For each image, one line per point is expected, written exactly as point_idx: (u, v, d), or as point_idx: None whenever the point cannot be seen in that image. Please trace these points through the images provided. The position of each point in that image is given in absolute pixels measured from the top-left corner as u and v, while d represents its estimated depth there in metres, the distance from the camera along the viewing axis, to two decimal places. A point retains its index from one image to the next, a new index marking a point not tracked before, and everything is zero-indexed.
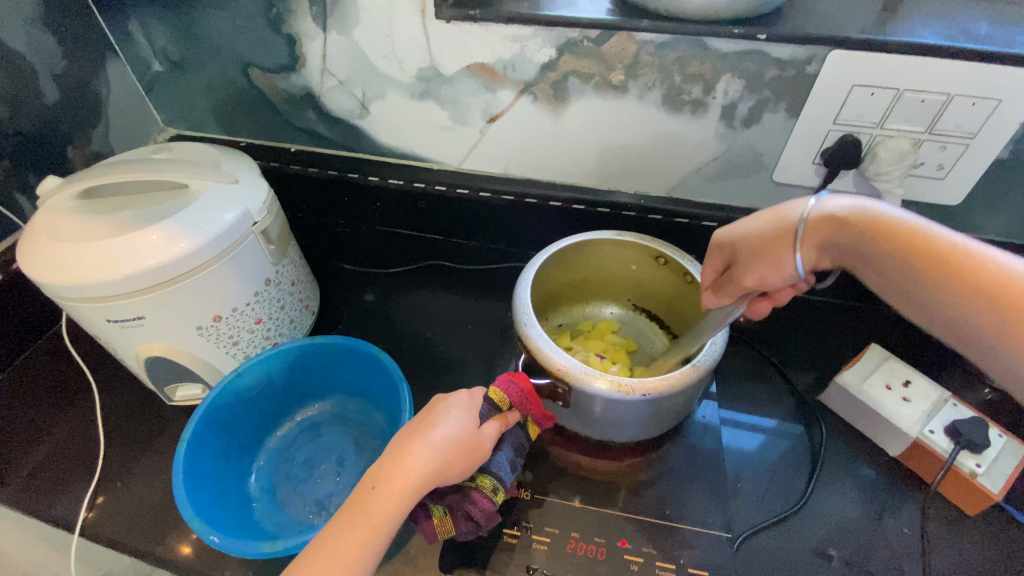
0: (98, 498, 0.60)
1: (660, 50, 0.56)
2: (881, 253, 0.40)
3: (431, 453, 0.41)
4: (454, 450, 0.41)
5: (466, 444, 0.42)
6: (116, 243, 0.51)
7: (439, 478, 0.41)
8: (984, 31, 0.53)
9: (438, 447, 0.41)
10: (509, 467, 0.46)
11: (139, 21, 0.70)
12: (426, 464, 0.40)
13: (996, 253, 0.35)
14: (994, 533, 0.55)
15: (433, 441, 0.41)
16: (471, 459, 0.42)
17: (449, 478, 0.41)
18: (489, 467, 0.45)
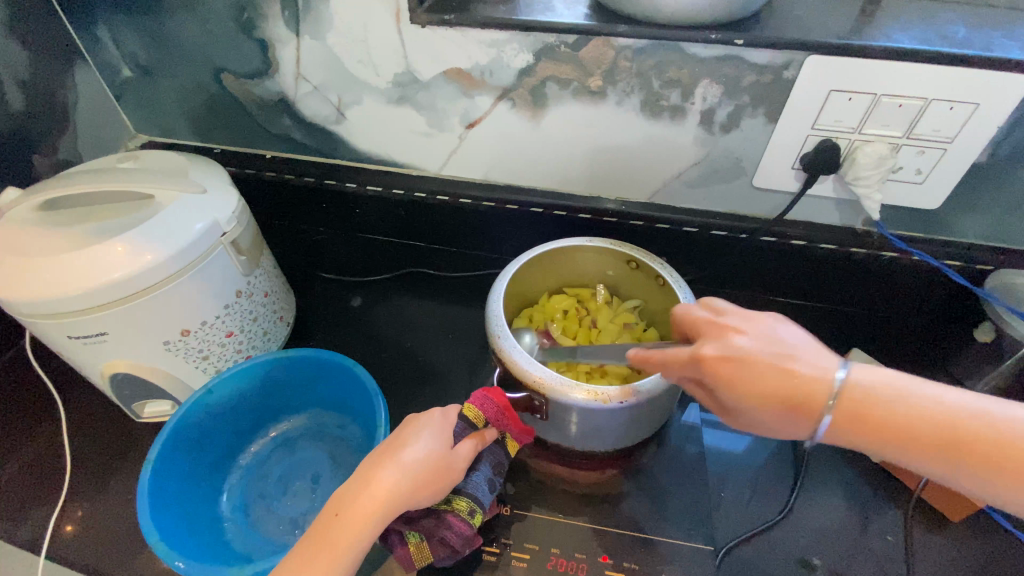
0: (64, 521, 0.58)
1: (638, 56, 0.56)
2: (864, 424, 0.34)
3: (400, 473, 0.40)
4: (425, 470, 0.41)
5: (438, 464, 0.42)
6: (75, 257, 0.49)
7: (410, 499, 0.40)
8: (959, 35, 0.53)
9: (407, 467, 0.41)
10: (485, 487, 0.46)
11: (106, 25, 0.68)
12: (395, 485, 0.40)
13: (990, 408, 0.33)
14: (976, 539, 0.55)
15: (402, 464, 0.41)
16: (443, 479, 0.42)
17: (420, 500, 0.41)
18: (464, 489, 0.45)
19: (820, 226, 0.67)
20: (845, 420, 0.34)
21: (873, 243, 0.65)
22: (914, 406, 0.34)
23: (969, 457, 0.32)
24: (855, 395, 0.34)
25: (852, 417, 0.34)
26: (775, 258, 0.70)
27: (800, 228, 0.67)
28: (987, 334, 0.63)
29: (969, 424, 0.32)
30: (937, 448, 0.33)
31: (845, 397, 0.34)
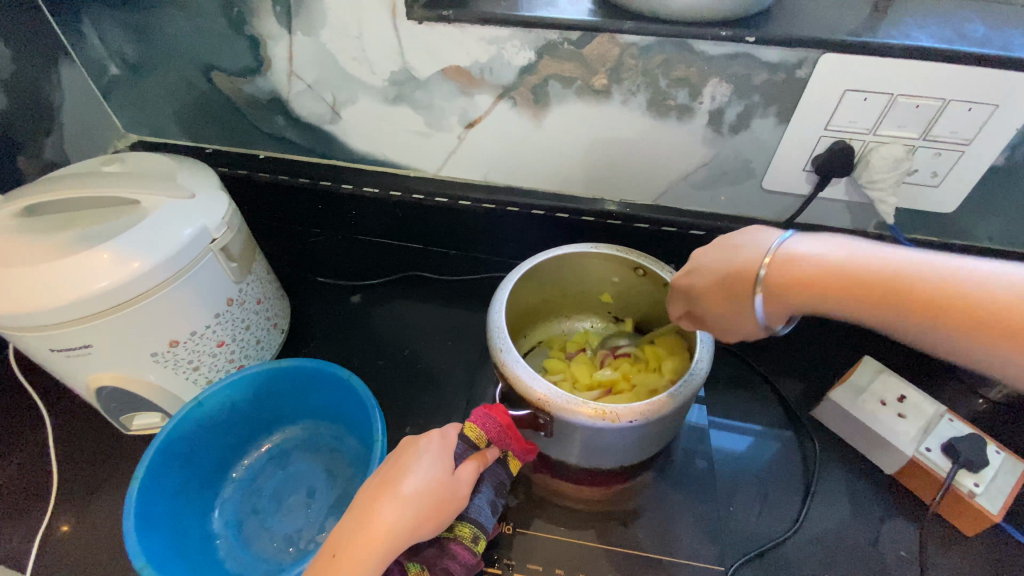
0: (53, 539, 0.56)
1: (644, 54, 0.54)
2: (831, 289, 0.38)
3: (401, 508, 0.39)
4: (426, 501, 0.39)
5: (440, 493, 0.40)
6: (55, 267, 0.46)
7: (413, 534, 0.38)
8: (980, 33, 0.50)
9: (408, 501, 0.39)
10: (489, 510, 0.45)
11: (90, 21, 0.65)
12: (396, 521, 0.38)
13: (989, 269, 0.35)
14: (990, 552, 0.54)
15: (402, 496, 0.39)
16: (446, 508, 0.40)
17: (423, 533, 0.39)
18: (468, 514, 0.44)
19: (830, 230, 0.65)
20: (796, 283, 0.39)
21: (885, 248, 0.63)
22: (885, 266, 0.37)
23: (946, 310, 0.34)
24: (821, 259, 0.39)
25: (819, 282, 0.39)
26: None
27: (809, 231, 0.65)
28: None
29: (963, 286, 0.34)
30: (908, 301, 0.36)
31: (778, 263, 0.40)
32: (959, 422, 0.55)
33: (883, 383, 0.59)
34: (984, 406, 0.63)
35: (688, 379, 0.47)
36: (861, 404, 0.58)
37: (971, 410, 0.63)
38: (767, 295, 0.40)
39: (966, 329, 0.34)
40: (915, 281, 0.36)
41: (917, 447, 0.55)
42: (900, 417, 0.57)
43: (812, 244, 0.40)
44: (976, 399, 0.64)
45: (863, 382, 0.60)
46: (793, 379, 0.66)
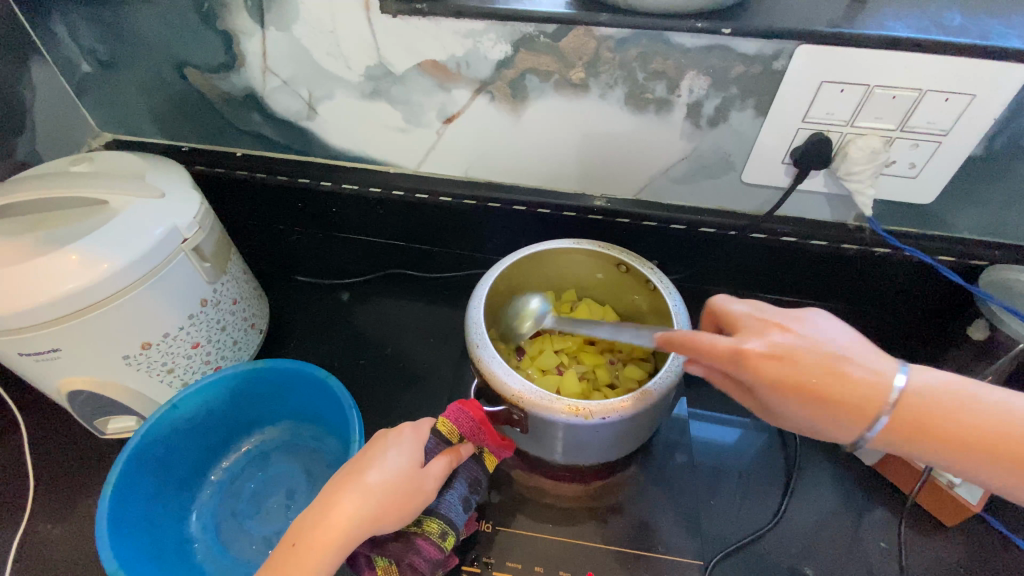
0: (28, 546, 0.56)
1: (621, 47, 0.53)
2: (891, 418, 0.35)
3: (363, 499, 0.38)
4: (390, 493, 0.39)
5: (405, 486, 0.39)
6: (19, 271, 0.45)
7: (373, 525, 0.38)
8: (956, 23, 0.50)
9: (370, 491, 0.39)
10: (461, 507, 0.45)
11: (58, 17, 0.63)
12: (357, 511, 0.38)
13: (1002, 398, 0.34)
14: (967, 541, 0.54)
15: (365, 486, 0.39)
16: (411, 501, 0.39)
17: (385, 525, 0.39)
18: (437, 509, 0.44)
19: (810, 223, 0.65)
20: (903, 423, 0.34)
21: (864, 240, 0.64)
22: (917, 390, 0.35)
23: (947, 444, 0.34)
24: (878, 385, 0.35)
25: (889, 418, 0.35)
26: (764, 255, 0.68)
27: (790, 224, 0.65)
28: (981, 332, 0.61)
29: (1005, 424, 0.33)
30: (916, 430, 0.35)
31: (876, 391, 0.35)
32: None
33: None
34: None
35: (667, 372, 0.47)
36: None
37: None
38: (857, 421, 0.35)
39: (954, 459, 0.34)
40: (944, 409, 0.34)
41: None
42: None
43: (881, 362, 0.36)
44: None
45: None
46: None
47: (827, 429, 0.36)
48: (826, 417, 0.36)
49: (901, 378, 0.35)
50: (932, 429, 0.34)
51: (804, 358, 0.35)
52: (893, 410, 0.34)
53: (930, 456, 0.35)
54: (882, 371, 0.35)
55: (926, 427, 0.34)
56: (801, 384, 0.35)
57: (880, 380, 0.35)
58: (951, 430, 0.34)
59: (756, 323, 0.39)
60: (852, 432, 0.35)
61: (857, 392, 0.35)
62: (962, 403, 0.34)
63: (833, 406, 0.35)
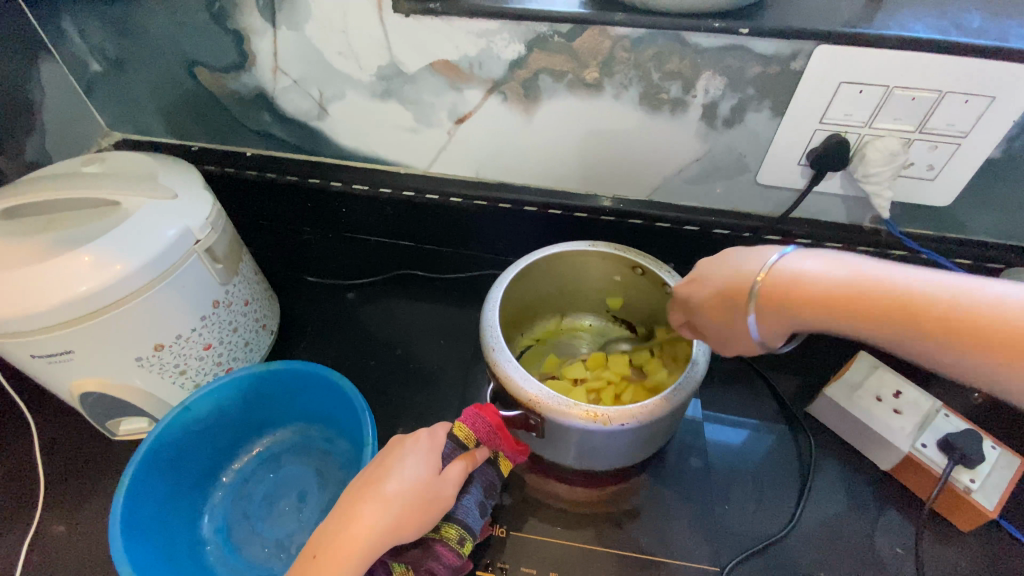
0: (40, 547, 0.56)
1: (636, 47, 0.52)
2: (840, 304, 0.37)
3: (382, 508, 0.38)
4: (409, 501, 0.39)
5: (424, 494, 0.39)
6: (32, 273, 0.45)
7: (393, 534, 0.38)
8: (977, 23, 0.49)
9: (389, 500, 0.38)
10: (477, 511, 0.45)
11: (69, 16, 0.63)
12: (376, 521, 0.38)
13: (972, 287, 0.35)
14: (984, 547, 0.54)
15: (384, 495, 0.38)
16: (430, 509, 0.39)
17: (405, 534, 0.38)
18: (455, 515, 0.43)
19: (825, 224, 0.64)
20: (812, 302, 0.38)
21: (880, 242, 0.63)
22: (898, 285, 0.36)
23: (923, 326, 0.35)
24: (845, 280, 0.38)
25: (852, 306, 0.37)
26: None
27: (804, 226, 0.64)
28: None
29: (963, 302, 0.34)
30: (894, 311, 0.36)
31: (779, 279, 0.39)
32: (955, 417, 0.55)
33: (878, 379, 0.58)
34: (981, 400, 0.63)
35: (685, 379, 0.46)
36: (857, 400, 0.58)
37: (967, 404, 0.62)
38: (767, 311, 0.40)
39: (945, 342, 0.34)
40: (934, 302, 0.35)
41: (913, 443, 0.55)
42: (897, 412, 0.56)
43: (826, 264, 0.39)
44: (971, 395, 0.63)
45: (858, 378, 0.59)
46: (788, 374, 0.66)
47: (740, 332, 0.42)
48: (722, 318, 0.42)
49: (774, 259, 0.41)
50: (905, 307, 0.36)
51: (718, 272, 0.43)
52: (794, 293, 0.39)
53: (884, 338, 0.36)
54: (828, 273, 0.39)
55: (896, 309, 0.36)
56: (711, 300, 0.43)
57: (773, 270, 0.40)
58: (922, 311, 0.35)
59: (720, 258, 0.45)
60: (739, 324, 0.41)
61: (786, 292, 0.39)
62: (951, 295, 0.35)
63: (745, 305, 0.41)
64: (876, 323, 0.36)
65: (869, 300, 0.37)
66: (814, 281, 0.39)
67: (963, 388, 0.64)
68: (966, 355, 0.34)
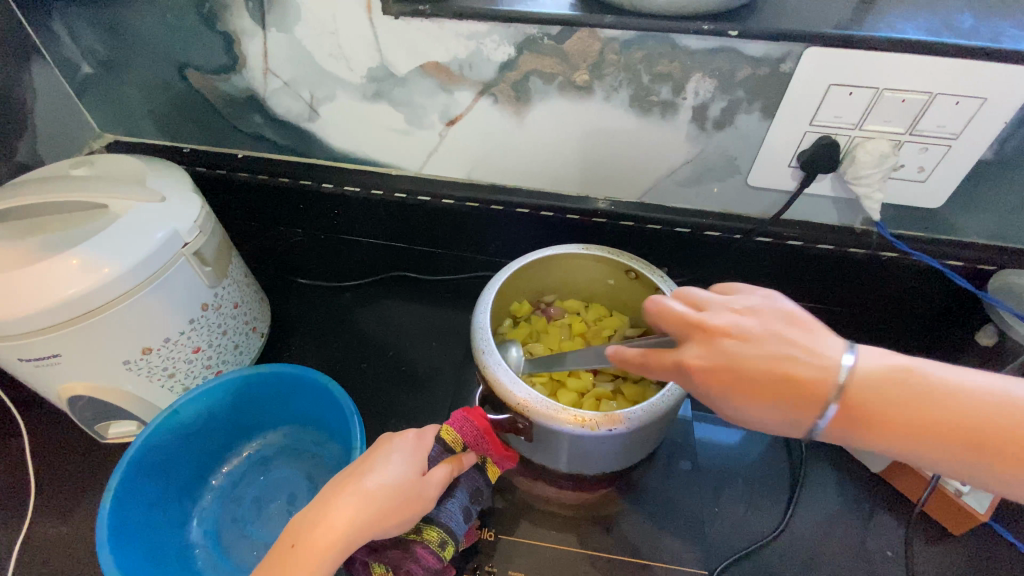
0: (28, 551, 0.55)
1: (625, 49, 0.52)
2: (870, 407, 0.32)
3: (360, 502, 0.38)
4: (389, 498, 0.38)
5: (406, 492, 0.39)
6: (18, 276, 0.45)
7: (372, 530, 0.37)
8: (967, 25, 0.49)
9: (371, 495, 0.38)
10: (461, 517, 0.45)
11: (58, 18, 0.63)
12: (356, 514, 0.37)
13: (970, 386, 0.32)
14: (974, 549, 0.54)
15: (364, 489, 0.38)
16: (411, 508, 0.39)
17: (385, 530, 0.38)
18: (437, 518, 0.43)
19: (817, 226, 0.64)
20: (902, 416, 0.32)
21: (872, 244, 0.63)
22: (959, 395, 0.32)
23: (978, 443, 0.31)
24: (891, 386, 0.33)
25: (924, 415, 0.32)
26: (770, 258, 0.67)
27: (796, 227, 0.64)
28: (988, 338, 0.61)
29: (959, 407, 0.31)
30: (959, 439, 0.31)
31: (859, 383, 0.33)
32: None
33: None
34: None
35: (675, 385, 0.46)
36: None
37: None
38: (841, 412, 0.33)
39: (987, 462, 0.31)
40: (975, 407, 0.31)
41: None
42: None
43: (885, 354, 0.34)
44: None
45: None
46: None
47: (796, 426, 0.34)
48: (760, 405, 0.34)
49: (849, 357, 0.33)
50: (977, 439, 0.31)
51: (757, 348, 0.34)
52: (876, 396, 0.32)
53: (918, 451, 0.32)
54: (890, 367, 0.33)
55: (961, 427, 0.31)
56: (736, 372, 0.34)
57: (857, 374, 0.33)
58: (973, 425, 0.31)
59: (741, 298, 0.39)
60: (801, 424, 0.34)
61: (870, 396, 0.33)
62: (1002, 399, 0.31)
63: (823, 399, 0.33)
64: (947, 454, 0.31)
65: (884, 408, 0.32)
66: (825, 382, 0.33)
67: None
68: (992, 465, 0.31)
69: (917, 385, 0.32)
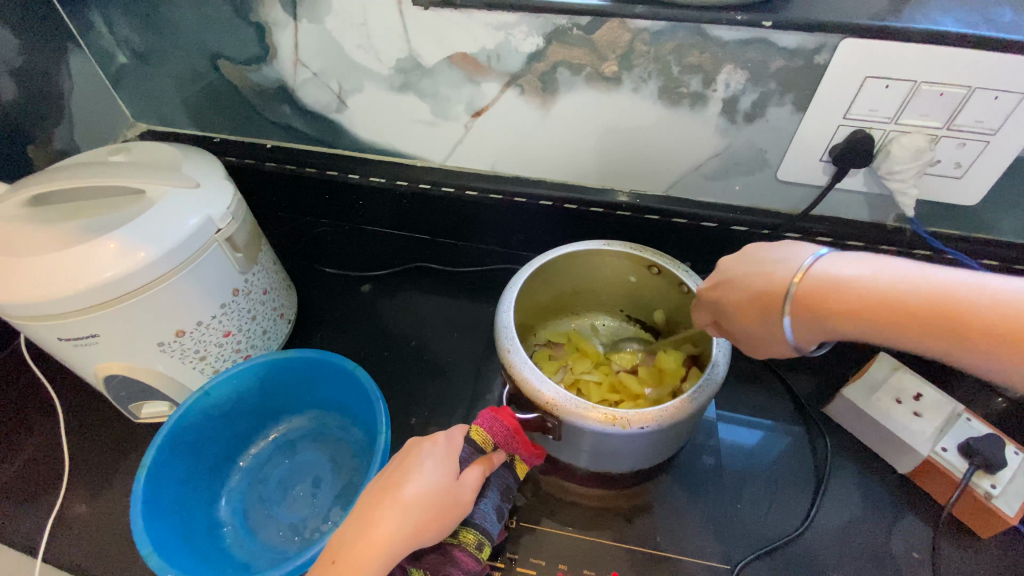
0: (62, 523, 0.57)
1: (656, 40, 0.52)
2: (888, 316, 0.36)
3: (399, 513, 0.39)
4: (427, 506, 0.39)
5: (443, 501, 0.40)
6: (61, 257, 0.47)
7: (411, 538, 0.38)
8: (1009, 17, 0.48)
9: (409, 505, 0.39)
10: (494, 516, 0.46)
11: (97, 10, 0.65)
12: (394, 526, 0.38)
13: (989, 282, 0.35)
14: (1004, 555, 0.53)
15: (402, 499, 0.39)
16: (449, 515, 0.40)
17: (424, 538, 0.39)
18: (472, 520, 0.44)
19: (847, 222, 0.63)
20: (938, 317, 0.35)
21: (904, 241, 0.62)
22: (932, 285, 0.36)
23: (972, 327, 0.34)
24: (910, 289, 0.36)
25: (862, 309, 0.37)
26: None
27: (825, 224, 0.63)
28: None
29: (939, 291, 0.35)
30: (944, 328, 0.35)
31: (835, 296, 0.38)
32: (977, 421, 0.54)
33: (898, 381, 0.57)
34: (1005, 404, 0.61)
35: (702, 385, 0.46)
36: (876, 402, 0.57)
37: (989, 409, 0.61)
38: (800, 313, 0.39)
39: (976, 347, 0.34)
40: (956, 298, 0.35)
41: (933, 447, 0.53)
42: (916, 415, 0.55)
43: (893, 269, 0.38)
44: (995, 398, 0.61)
45: (878, 380, 0.58)
46: (805, 373, 0.66)
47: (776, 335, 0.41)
48: (750, 318, 0.42)
49: (800, 269, 0.39)
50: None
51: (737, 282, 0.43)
52: (881, 308, 0.36)
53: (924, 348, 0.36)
54: (882, 278, 0.37)
55: (914, 312, 0.36)
56: (733, 292, 0.43)
57: (811, 275, 0.39)
58: (979, 320, 0.34)
59: (752, 253, 0.43)
60: (774, 326, 0.41)
61: (826, 297, 0.38)
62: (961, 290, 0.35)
63: (780, 308, 0.40)
64: (968, 349, 0.34)
65: (883, 301, 0.36)
66: (834, 272, 0.38)
67: (987, 392, 0.62)
68: (979, 346, 0.34)
69: (918, 275, 0.37)
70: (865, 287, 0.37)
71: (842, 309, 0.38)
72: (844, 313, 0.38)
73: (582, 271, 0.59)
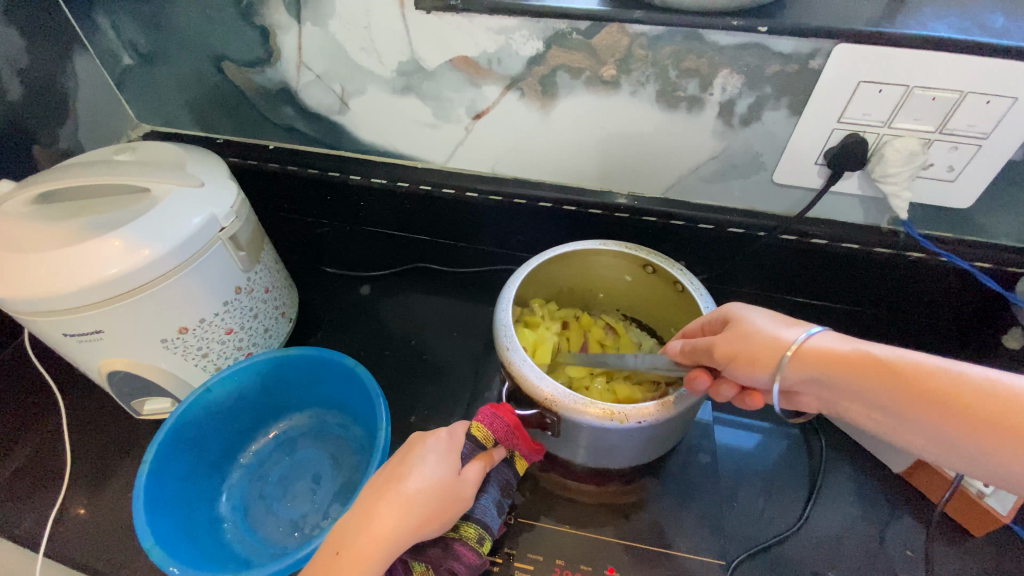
0: (63, 519, 0.58)
1: (654, 44, 0.53)
2: (886, 384, 0.36)
3: (402, 507, 0.39)
4: (429, 500, 0.40)
5: (444, 495, 0.41)
6: (67, 253, 0.47)
7: (414, 532, 0.39)
8: (1000, 24, 0.49)
9: (411, 500, 0.39)
10: (494, 511, 0.46)
11: (103, 12, 0.65)
12: (396, 520, 0.39)
13: (995, 377, 0.34)
14: (997, 553, 0.53)
15: (404, 494, 0.39)
16: (451, 509, 0.41)
17: (426, 532, 0.40)
18: (473, 515, 0.45)
19: (842, 225, 0.64)
20: (929, 394, 0.35)
21: (898, 244, 0.62)
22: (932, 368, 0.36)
23: (960, 405, 0.34)
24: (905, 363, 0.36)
25: (855, 374, 0.38)
26: (792, 257, 0.67)
27: (821, 226, 0.64)
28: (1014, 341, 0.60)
29: (939, 375, 0.35)
30: (935, 405, 0.35)
31: (823, 357, 0.39)
32: None
33: None
34: None
35: (698, 381, 0.46)
36: None
37: None
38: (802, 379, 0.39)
39: (965, 432, 0.34)
40: (958, 384, 0.35)
41: None
42: None
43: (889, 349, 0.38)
44: None
45: None
46: None
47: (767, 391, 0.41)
48: (755, 373, 0.41)
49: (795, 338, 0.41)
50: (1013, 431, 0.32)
51: (748, 337, 0.42)
52: (873, 375, 0.37)
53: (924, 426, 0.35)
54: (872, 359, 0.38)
55: (907, 387, 0.36)
56: (742, 347, 0.42)
57: (810, 343, 0.40)
58: (972, 403, 0.34)
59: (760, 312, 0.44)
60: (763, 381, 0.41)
61: (824, 360, 0.39)
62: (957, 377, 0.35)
63: (775, 365, 0.40)
64: (957, 430, 0.34)
65: (876, 371, 0.37)
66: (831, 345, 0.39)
67: None
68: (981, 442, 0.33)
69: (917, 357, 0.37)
70: (849, 359, 0.38)
71: (830, 377, 0.39)
72: (841, 378, 0.38)
73: (565, 279, 0.61)
